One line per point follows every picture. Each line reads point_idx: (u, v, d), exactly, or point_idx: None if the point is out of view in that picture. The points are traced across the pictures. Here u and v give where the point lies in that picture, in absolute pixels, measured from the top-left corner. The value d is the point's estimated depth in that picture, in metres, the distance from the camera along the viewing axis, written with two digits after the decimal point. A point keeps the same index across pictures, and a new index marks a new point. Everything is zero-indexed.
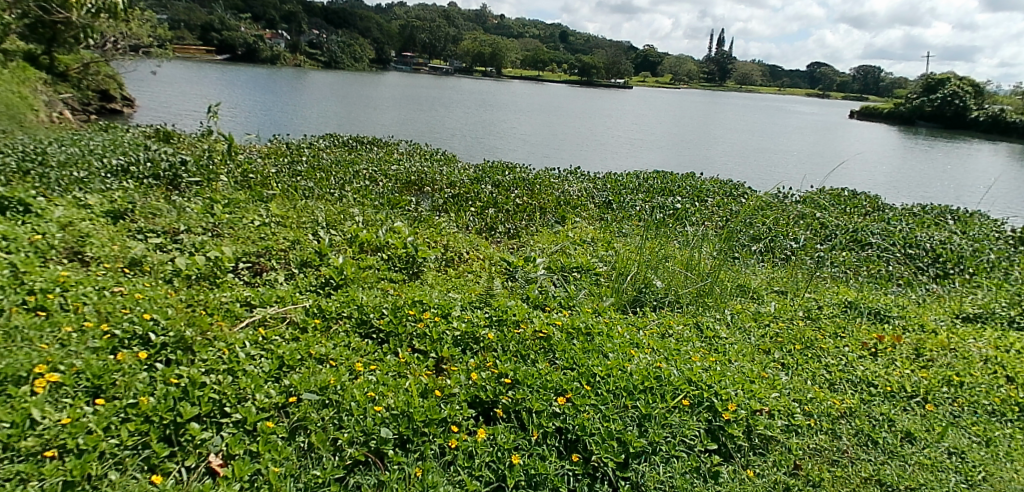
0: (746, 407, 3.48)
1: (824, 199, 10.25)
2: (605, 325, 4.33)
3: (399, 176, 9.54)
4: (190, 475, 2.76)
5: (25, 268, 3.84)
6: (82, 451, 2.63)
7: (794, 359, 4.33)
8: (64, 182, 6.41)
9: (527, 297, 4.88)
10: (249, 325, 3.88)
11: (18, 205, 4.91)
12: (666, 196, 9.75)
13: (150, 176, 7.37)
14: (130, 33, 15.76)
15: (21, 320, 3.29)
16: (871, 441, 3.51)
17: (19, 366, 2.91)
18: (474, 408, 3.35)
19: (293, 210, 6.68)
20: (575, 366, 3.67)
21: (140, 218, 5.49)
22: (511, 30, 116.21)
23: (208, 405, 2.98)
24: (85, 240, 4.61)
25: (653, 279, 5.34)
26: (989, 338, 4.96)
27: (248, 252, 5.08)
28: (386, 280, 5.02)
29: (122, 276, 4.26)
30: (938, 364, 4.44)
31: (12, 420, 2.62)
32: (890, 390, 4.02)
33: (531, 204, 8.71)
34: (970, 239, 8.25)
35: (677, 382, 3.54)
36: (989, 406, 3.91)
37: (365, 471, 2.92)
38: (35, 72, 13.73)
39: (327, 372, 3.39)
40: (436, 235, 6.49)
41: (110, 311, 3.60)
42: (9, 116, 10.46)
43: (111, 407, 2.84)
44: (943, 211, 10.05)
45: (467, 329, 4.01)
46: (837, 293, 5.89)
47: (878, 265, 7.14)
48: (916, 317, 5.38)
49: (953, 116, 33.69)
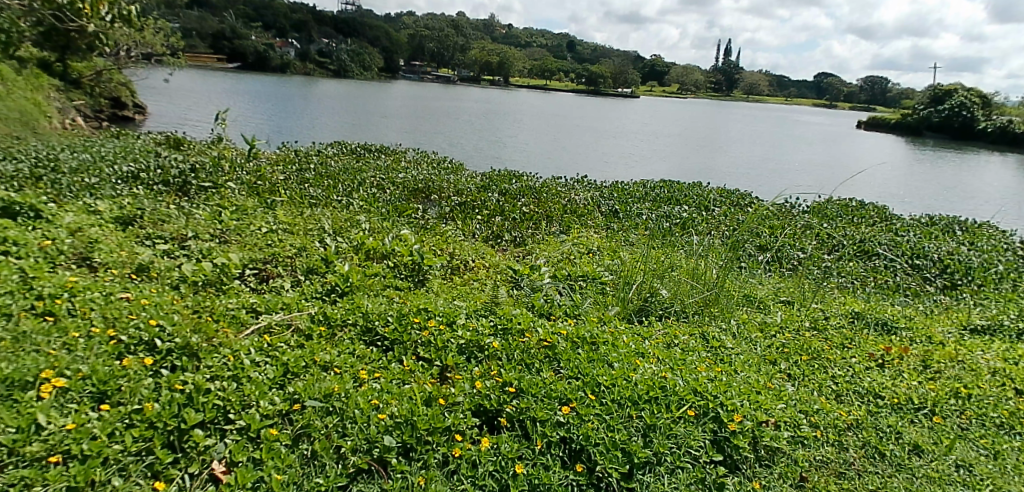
0: (752, 418, 3.45)
1: (832, 209, 10.22)
2: (611, 334, 4.31)
3: (406, 183, 9.57)
4: (192, 482, 2.75)
5: (34, 274, 3.87)
6: (87, 456, 2.63)
7: (800, 370, 4.31)
8: (75, 188, 6.47)
9: (532, 306, 4.88)
10: (253, 332, 3.89)
11: (29, 210, 4.96)
12: (672, 205, 9.74)
13: (159, 182, 7.43)
14: (143, 40, 16.10)
15: (28, 325, 3.31)
16: (879, 453, 3.48)
17: (26, 371, 2.93)
18: (478, 416, 3.33)
19: (300, 217, 6.72)
20: (580, 376, 3.65)
21: (148, 225, 5.52)
22: (520, 40, 117.15)
23: (213, 411, 2.99)
24: (94, 246, 4.64)
25: (659, 288, 5.33)
26: (997, 350, 4.91)
27: (255, 258, 5.11)
28: (392, 288, 5.03)
29: (129, 282, 4.27)
30: (946, 375, 4.40)
31: (18, 425, 2.64)
32: (898, 402, 3.98)
33: (537, 212, 8.74)
34: (978, 250, 8.21)
35: (682, 393, 3.51)
36: (997, 419, 3.86)
37: (367, 479, 2.89)
38: (49, 79, 13.98)
39: (331, 379, 3.39)
40: (442, 243, 6.52)
41: (117, 317, 3.62)
42: (22, 123, 10.63)
43: (116, 413, 2.85)
44: (952, 222, 9.99)
45: (471, 337, 4.00)
46: (844, 304, 5.86)
47: (885, 275, 7.09)
48: (923, 328, 5.33)
49: (961, 127, 33.64)
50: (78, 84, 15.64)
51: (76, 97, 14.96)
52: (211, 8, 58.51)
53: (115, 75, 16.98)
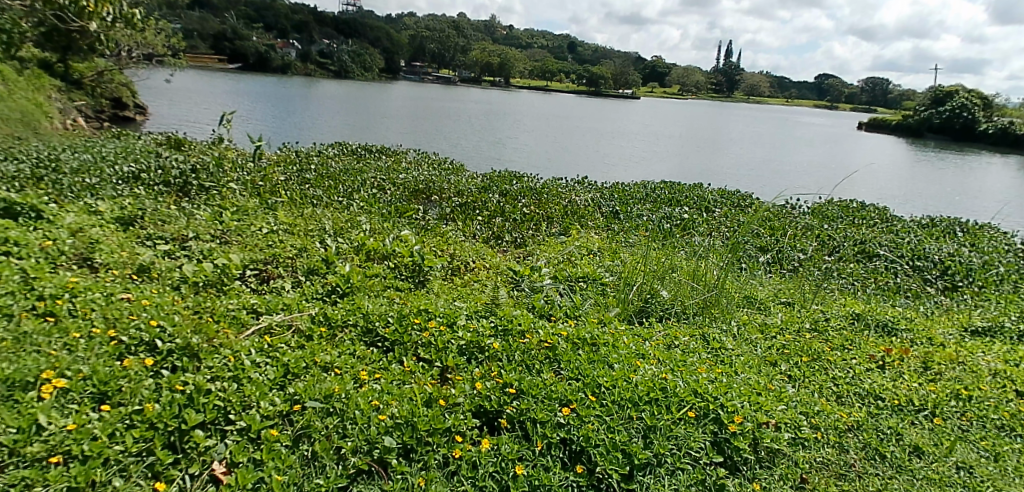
0: (753, 420, 3.45)
1: (833, 210, 10.21)
2: (611, 335, 4.31)
3: (407, 184, 9.58)
4: (192, 483, 2.74)
5: (35, 275, 3.87)
6: (87, 456, 2.64)
7: (801, 372, 4.30)
8: (76, 189, 6.48)
9: (533, 307, 4.88)
10: (254, 333, 3.89)
11: (30, 211, 4.98)
12: (673, 206, 9.74)
13: (160, 183, 7.44)
14: (144, 41, 16.12)
15: (29, 325, 3.32)
16: (879, 455, 3.47)
17: (27, 372, 2.93)
18: (478, 417, 3.33)
19: (301, 218, 6.73)
20: (580, 377, 3.65)
21: (149, 225, 5.53)
22: (521, 41, 117.18)
23: (213, 412, 2.99)
24: (95, 247, 4.65)
25: (660, 289, 5.33)
26: (997, 352, 4.91)
27: (255, 259, 5.11)
28: (392, 288, 5.03)
29: (130, 283, 4.28)
30: (947, 377, 4.39)
31: (19, 425, 2.64)
32: (898, 403, 3.98)
33: (538, 213, 8.74)
34: (979, 252, 8.21)
35: (683, 394, 3.51)
36: (998, 421, 3.86)
37: (368, 480, 2.90)
38: (50, 79, 14.03)
39: (331, 380, 3.40)
40: (443, 244, 6.53)
41: (118, 318, 3.62)
42: (23, 123, 10.66)
43: (117, 414, 2.85)
44: (953, 223, 9.98)
45: (472, 338, 4.00)
46: (845, 305, 5.86)
47: (886, 277, 7.09)
48: (924, 330, 5.34)
49: (962, 129, 33.62)
50: (80, 84, 15.68)
51: (77, 97, 14.99)
52: (213, 9, 58.61)
53: (116, 75, 17.02)
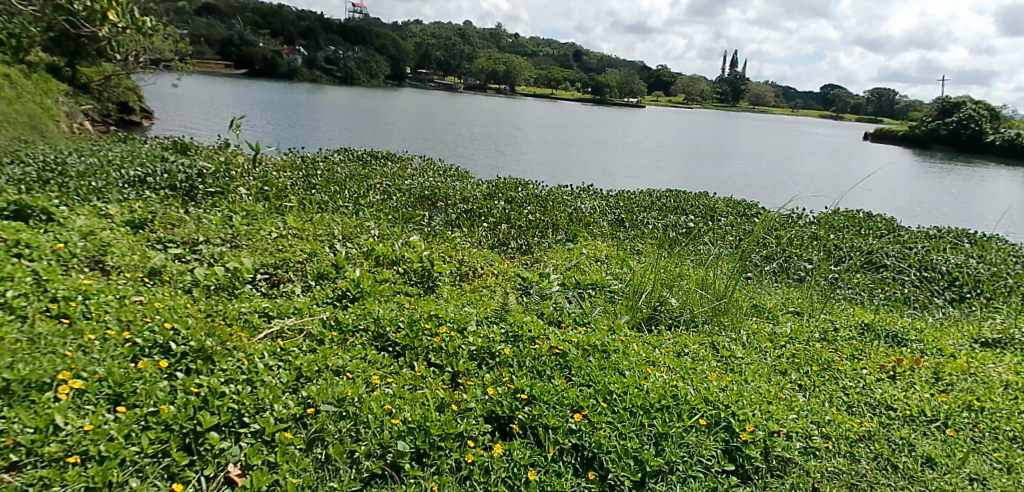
0: (764, 428, 3.44)
1: (839, 219, 10.20)
2: (621, 342, 4.32)
3: (413, 190, 9.60)
4: (208, 484, 2.76)
5: (48, 276, 3.91)
6: (104, 457, 2.66)
7: (811, 380, 4.30)
8: (83, 191, 6.54)
9: (542, 313, 4.89)
10: (267, 336, 3.92)
11: (41, 214, 5.00)
12: (678, 214, 9.78)
13: (166, 187, 7.47)
14: (150, 45, 16.19)
15: (45, 327, 3.34)
16: (891, 465, 3.47)
17: (43, 372, 2.94)
18: (490, 423, 3.35)
19: (310, 223, 6.76)
20: (591, 383, 3.66)
21: (159, 229, 5.57)
22: (526, 49, 117.76)
23: (228, 414, 2.99)
24: (106, 249, 4.68)
25: (668, 297, 5.34)
26: (1008, 363, 4.90)
27: (266, 263, 5.15)
28: (402, 294, 5.03)
29: (142, 285, 4.31)
30: (959, 388, 4.39)
31: (36, 425, 2.67)
32: (910, 414, 3.97)
33: (544, 220, 8.75)
34: (987, 263, 8.17)
35: (694, 402, 3.51)
36: (1010, 433, 3.84)
37: (382, 484, 2.92)
38: (58, 83, 14.11)
39: (344, 384, 3.39)
40: (451, 249, 6.56)
41: (132, 320, 3.64)
42: (31, 126, 10.82)
43: (132, 415, 2.85)
44: (959, 234, 9.98)
45: (483, 343, 4.01)
46: (853, 315, 5.85)
47: (893, 287, 7.07)
48: (934, 341, 5.32)
49: (967, 140, 33.56)
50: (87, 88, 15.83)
51: (84, 101, 14.87)
52: (219, 15, 58.96)
53: (122, 80, 17.10)
